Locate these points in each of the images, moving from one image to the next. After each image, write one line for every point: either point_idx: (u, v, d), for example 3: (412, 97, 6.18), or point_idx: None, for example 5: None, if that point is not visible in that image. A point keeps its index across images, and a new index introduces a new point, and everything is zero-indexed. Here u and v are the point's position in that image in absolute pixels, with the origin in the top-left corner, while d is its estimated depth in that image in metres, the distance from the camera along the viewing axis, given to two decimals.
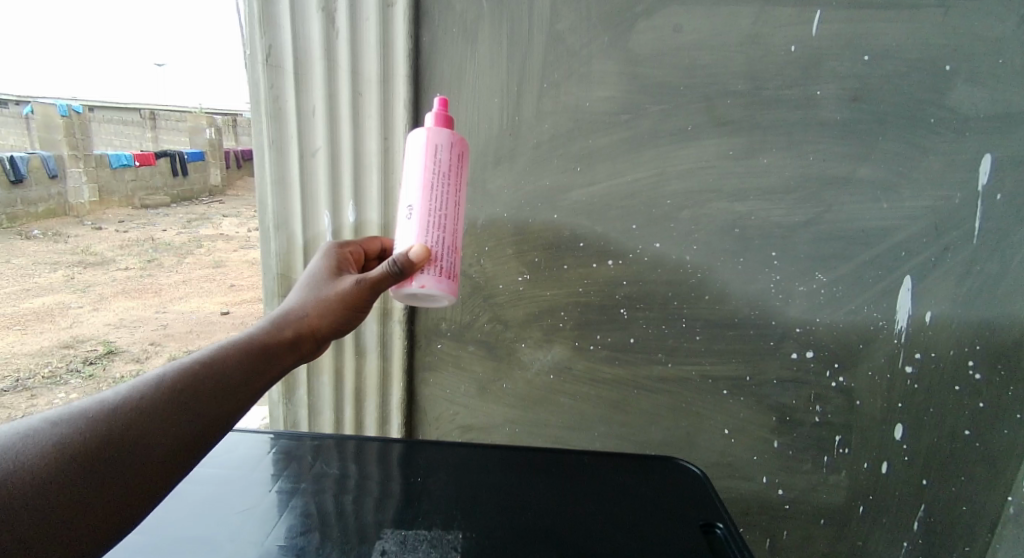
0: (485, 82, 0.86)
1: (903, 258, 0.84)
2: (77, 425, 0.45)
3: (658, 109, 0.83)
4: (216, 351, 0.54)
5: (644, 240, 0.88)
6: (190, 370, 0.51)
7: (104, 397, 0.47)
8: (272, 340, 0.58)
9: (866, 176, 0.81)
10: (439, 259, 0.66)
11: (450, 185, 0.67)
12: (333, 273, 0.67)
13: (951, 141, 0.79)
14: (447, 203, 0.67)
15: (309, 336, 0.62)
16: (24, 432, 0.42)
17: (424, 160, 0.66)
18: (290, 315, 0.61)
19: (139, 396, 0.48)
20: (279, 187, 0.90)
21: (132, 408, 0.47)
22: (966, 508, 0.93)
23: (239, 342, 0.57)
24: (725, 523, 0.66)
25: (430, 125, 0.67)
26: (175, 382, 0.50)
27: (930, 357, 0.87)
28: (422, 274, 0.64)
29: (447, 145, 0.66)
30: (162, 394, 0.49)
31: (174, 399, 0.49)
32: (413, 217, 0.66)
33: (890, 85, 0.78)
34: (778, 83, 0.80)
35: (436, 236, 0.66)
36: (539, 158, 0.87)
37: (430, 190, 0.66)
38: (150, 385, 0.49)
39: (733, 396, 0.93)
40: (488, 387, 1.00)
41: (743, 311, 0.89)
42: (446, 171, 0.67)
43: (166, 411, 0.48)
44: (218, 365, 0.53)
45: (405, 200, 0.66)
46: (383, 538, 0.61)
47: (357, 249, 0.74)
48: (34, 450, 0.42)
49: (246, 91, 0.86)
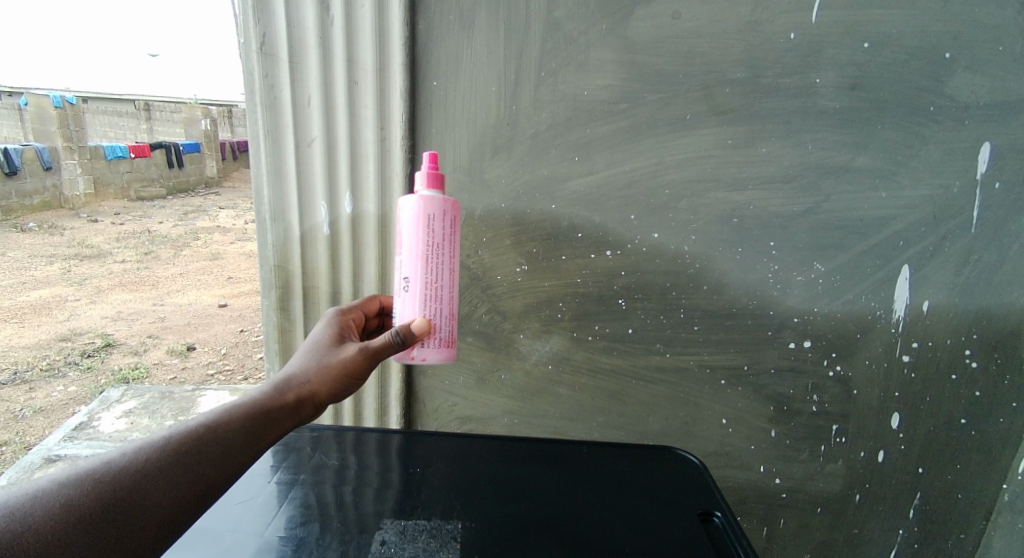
0: (482, 70, 0.85)
1: (901, 247, 0.84)
2: (84, 485, 0.45)
3: (656, 97, 0.83)
4: (221, 413, 0.55)
5: (643, 230, 0.88)
6: (195, 433, 0.51)
7: (111, 457, 0.48)
8: (274, 405, 0.57)
9: (866, 164, 0.81)
10: (439, 330, 0.68)
11: (446, 252, 0.68)
12: (337, 338, 0.66)
13: (951, 129, 0.79)
14: (443, 274, 0.68)
15: (308, 400, 0.60)
16: (34, 492, 0.43)
17: (419, 233, 0.66)
18: (292, 379, 0.60)
19: (145, 457, 0.48)
20: (276, 179, 0.89)
21: (138, 469, 0.48)
22: (961, 496, 0.94)
23: (241, 405, 0.56)
24: (724, 512, 0.66)
25: (422, 192, 0.66)
26: (180, 444, 0.50)
27: (926, 346, 0.87)
28: (423, 347, 0.67)
29: (439, 213, 0.66)
30: (167, 456, 0.49)
31: (179, 462, 0.49)
32: (410, 290, 0.67)
33: (889, 73, 0.78)
34: (777, 71, 0.79)
35: (435, 308, 0.67)
36: (537, 147, 0.87)
37: (427, 262, 0.66)
38: (157, 446, 0.50)
39: (731, 386, 0.94)
40: (486, 378, 1.00)
41: (741, 301, 0.89)
42: (440, 240, 0.67)
43: (170, 474, 0.49)
44: (222, 427, 0.53)
45: (401, 272, 0.67)
46: (383, 528, 0.62)
47: (358, 313, 0.74)
48: (41, 511, 0.42)
49: (241, 80, 0.86)
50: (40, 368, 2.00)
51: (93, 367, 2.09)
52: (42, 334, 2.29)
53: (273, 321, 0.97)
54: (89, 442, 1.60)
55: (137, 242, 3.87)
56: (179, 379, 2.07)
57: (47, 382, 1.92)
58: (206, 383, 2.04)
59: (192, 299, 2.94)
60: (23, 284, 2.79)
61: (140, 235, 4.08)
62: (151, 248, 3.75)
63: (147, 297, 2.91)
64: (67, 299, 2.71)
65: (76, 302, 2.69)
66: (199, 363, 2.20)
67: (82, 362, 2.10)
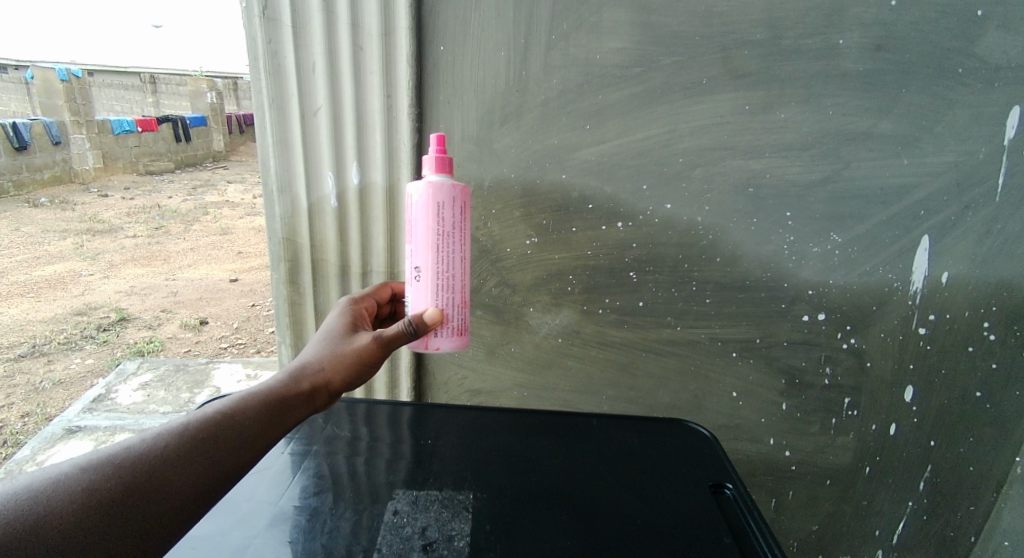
0: (491, 34, 0.83)
1: (922, 217, 0.81)
2: (104, 470, 0.43)
3: (671, 61, 0.80)
4: (236, 400, 0.51)
5: (655, 201, 0.86)
6: (212, 419, 0.49)
7: (131, 441, 0.45)
8: (289, 393, 0.54)
9: (888, 130, 0.78)
10: (451, 318, 0.66)
11: (457, 240, 0.65)
12: (350, 327, 0.63)
13: (980, 92, 0.76)
14: (454, 263, 0.65)
15: (322, 388, 0.56)
16: (55, 475, 0.42)
17: (428, 221, 0.63)
18: (307, 367, 0.56)
19: (163, 442, 0.46)
20: (282, 149, 0.88)
21: (158, 454, 0.45)
22: (973, 469, 0.93)
23: (256, 394, 0.53)
24: (734, 484, 0.66)
25: (431, 178, 0.63)
26: (198, 430, 0.48)
27: (944, 319, 0.86)
28: (436, 337, 0.66)
29: (449, 201, 0.63)
30: (186, 442, 0.47)
31: (197, 447, 0.47)
32: (421, 280, 0.65)
33: (916, 33, 0.74)
34: (798, 31, 0.76)
35: (447, 297, 0.65)
36: (548, 115, 0.84)
37: (437, 252, 0.64)
38: (175, 432, 0.47)
39: (743, 359, 0.93)
40: (496, 350, 1.00)
41: (754, 273, 0.87)
42: (450, 228, 0.64)
43: (188, 459, 0.46)
44: (238, 414, 0.50)
45: (412, 261, 0.65)
46: (395, 498, 0.62)
47: (370, 302, 0.72)
48: (62, 495, 0.41)
49: (244, 47, 0.83)
50: (57, 341, 2.05)
51: (108, 341, 2.13)
52: (59, 309, 2.34)
53: (282, 295, 0.96)
54: (108, 414, 1.66)
55: (147, 217, 3.90)
56: (193, 352, 2.11)
57: (65, 354, 1.96)
58: (219, 357, 2.08)
59: (203, 274, 2.96)
60: (38, 261, 2.84)
61: (150, 210, 4.11)
62: (161, 223, 3.78)
63: (159, 272, 2.94)
64: (81, 275, 2.75)
65: (90, 277, 2.74)
66: (212, 337, 2.23)
67: (98, 337, 2.15)
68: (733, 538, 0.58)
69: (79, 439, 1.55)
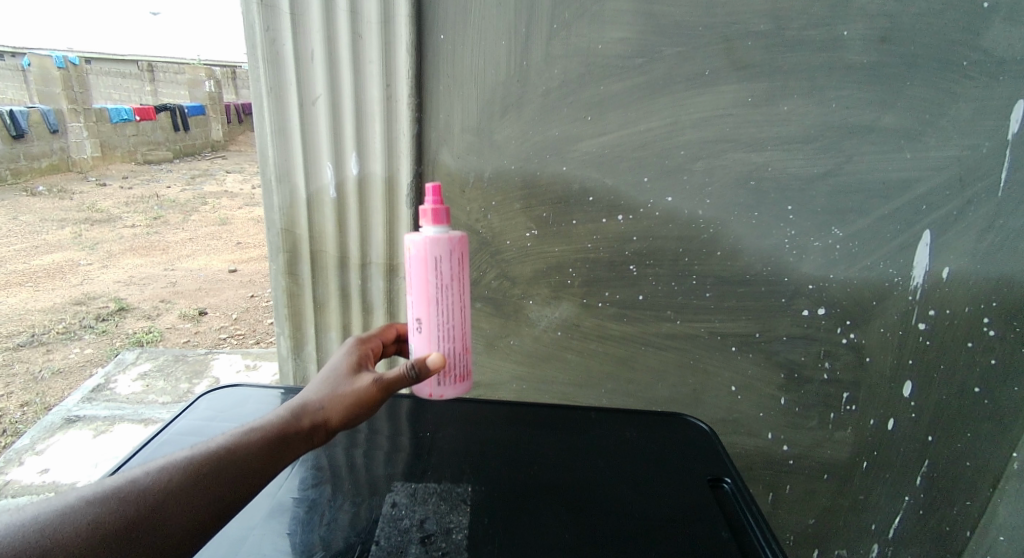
0: (491, 22, 0.81)
1: (924, 211, 0.81)
2: (109, 504, 0.41)
3: (674, 51, 0.79)
4: (239, 435, 0.48)
5: (656, 194, 0.85)
6: (215, 455, 0.46)
7: (136, 475, 0.43)
8: (287, 433, 0.50)
9: (891, 123, 0.78)
10: (452, 368, 0.62)
11: (456, 291, 0.61)
12: (355, 363, 0.57)
13: (984, 85, 0.75)
14: (454, 313, 0.61)
15: (320, 428, 0.51)
16: (62, 509, 0.39)
17: (425, 275, 0.60)
18: (306, 405, 0.52)
19: (167, 476, 0.43)
20: (280, 138, 0.87)
21: (161, 488, 0.43)
22: (970, 464, 0.93)
23: (255, 431, 0.49)
24: (733, 478, 0.66)
25: (428, 230, 0.60)
26: (202, 464, 0.45)
27: (943, 314, 0.86)
28: (439, 387, 0.62)
29: (447, 251, 0.60)
30: (189, 476, 0.44)
31: (200, 482, 0.44)
32: (421, 331, 0.62)
33: (921, 24, 0.73)
34: (802, 22, 0.75)
35: (447, 346, 0.62)
36: (548, 106, 0.84)
37: (437, 304, 0.61)
38: (179, 465, 0.44)
39: (742, 353, 0.92)
40: (495, 343, 0.99)
41: (755, 267, 0.87)
42: (449, 280, 0.61)
43: (191, 495, 0.43)
44: (240, 451, 0.47)
45: (412, 313, 0.62)
46: (393, 491, 0.62)
47: (377, 341, 0.65)
48: (69, 529, 0.38)
49: (242, 34, 0.82)
50: (56, 331, 2.10)
51: (107, 330, 2.15)
52: (57, 298, 2.37)
53: (281, 286, 0.96)
54: (107, 403, 1.66)
55: (146, 206, 3.90)
56: (192, 342, 2.10)
57: (64, 344, 2.01)
58: (218, 347, 2.08)
59: (202, 264, 2.95)
60: (37, 251, 2.88)
61: (148, 199, 4.12)
62: (158, 212, 3.78)
63: (158, 262, 2.94)
64: (80, 264, 2.77)
65: (89, 267, 2.75)
66: (211, 328, 2.23)
67: (97, 326, 2.17)
68: (731, 533, 0.58)
69: (78, 428, 1.55)
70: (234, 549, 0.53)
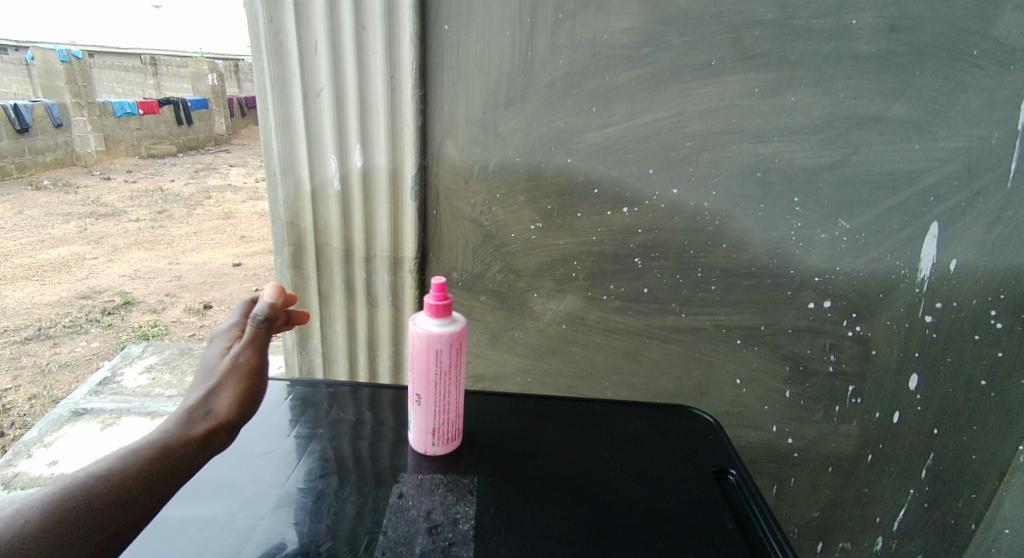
0: (495, 12, 0.80)
1: (932, 203, 0.80)
2: None
3: (680, 42, 0.78)
4: (112, 462, 0.47)
5: (662, 185, 0.85)
6: (87, 486, 0.44)
7: None
8: (172, 445, 0.50)
9: (900, 114, 0.77)
10: (445, 429, 0.65)
11: (453, 378, 0.63)
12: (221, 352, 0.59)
13: (995, 75, 0.74)
14: (451, 396, 0.63)
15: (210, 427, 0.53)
16: None
17: (426, 361, 0.61)
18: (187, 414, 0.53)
19: (25, 518, 0.40)
20: (284, 131, 0.87)
21: (22, 531, 0.39)
22: (976, 457, 0.93)
23: (133, 454, 0.48)
24: (738, 470, 0.66)
25: (429, 324, 0.60)
26: (68, 501, 0.42)
27: (951, 307, 0.85)
28: (433, 444, 0.65)
29: (447, 355, 0.61)
30: (56, 514, 0.41)
31: (71, 517, 0.41)
32: (419, 404, 0.64)
33: (931, 12, 0.72)
34: (810, 11, 0.74)
35: (442, 425, 0.65)
36: (552, 98, 0.83)
37: (434, 389, 0.62)
38: (38, 507, 0.41)
39: (747, 346, 0.92)
40: (500, 336, 0.99)
41: (761, 260, 0.87)
42: (448, 367, 0.62)
43: (62, 533, 0.40)
44: (117, 475, 0.46)
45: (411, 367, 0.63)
46: (400, 481, 0.62)
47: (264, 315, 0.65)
48: None
49: (246, 27, 0.82)
50: (63, 324, 2.11)
51: (113, 324, 2.16)
52: (63, 292, 2.39)
53: (286, 279, 0.97)
54: (114, 396, 1.68)
55: (150, 200, 3.91)
56: (197, 336, 2.11)
57: (70, 338, 2.02)
58: None
59: (207, 258, 2.96)
60: (43, 245, 2.89)
61: (152, 193, 4.13)
62: (162, 206, 3.79)
63: (163, 255, 2.96)
64: (86, 258, 2.79)
65: (94, 261, 2.76)
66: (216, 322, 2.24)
67: (103, 320, 2.18)
68: (735, 524, 0.58)
69: (86, 421, 1.56)
70: (243, 538, 0.54)
